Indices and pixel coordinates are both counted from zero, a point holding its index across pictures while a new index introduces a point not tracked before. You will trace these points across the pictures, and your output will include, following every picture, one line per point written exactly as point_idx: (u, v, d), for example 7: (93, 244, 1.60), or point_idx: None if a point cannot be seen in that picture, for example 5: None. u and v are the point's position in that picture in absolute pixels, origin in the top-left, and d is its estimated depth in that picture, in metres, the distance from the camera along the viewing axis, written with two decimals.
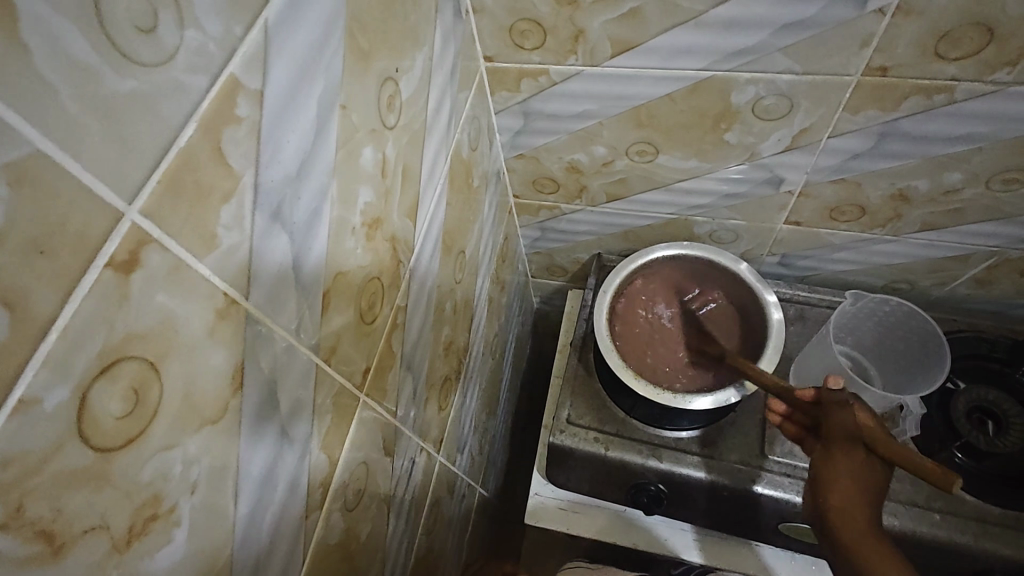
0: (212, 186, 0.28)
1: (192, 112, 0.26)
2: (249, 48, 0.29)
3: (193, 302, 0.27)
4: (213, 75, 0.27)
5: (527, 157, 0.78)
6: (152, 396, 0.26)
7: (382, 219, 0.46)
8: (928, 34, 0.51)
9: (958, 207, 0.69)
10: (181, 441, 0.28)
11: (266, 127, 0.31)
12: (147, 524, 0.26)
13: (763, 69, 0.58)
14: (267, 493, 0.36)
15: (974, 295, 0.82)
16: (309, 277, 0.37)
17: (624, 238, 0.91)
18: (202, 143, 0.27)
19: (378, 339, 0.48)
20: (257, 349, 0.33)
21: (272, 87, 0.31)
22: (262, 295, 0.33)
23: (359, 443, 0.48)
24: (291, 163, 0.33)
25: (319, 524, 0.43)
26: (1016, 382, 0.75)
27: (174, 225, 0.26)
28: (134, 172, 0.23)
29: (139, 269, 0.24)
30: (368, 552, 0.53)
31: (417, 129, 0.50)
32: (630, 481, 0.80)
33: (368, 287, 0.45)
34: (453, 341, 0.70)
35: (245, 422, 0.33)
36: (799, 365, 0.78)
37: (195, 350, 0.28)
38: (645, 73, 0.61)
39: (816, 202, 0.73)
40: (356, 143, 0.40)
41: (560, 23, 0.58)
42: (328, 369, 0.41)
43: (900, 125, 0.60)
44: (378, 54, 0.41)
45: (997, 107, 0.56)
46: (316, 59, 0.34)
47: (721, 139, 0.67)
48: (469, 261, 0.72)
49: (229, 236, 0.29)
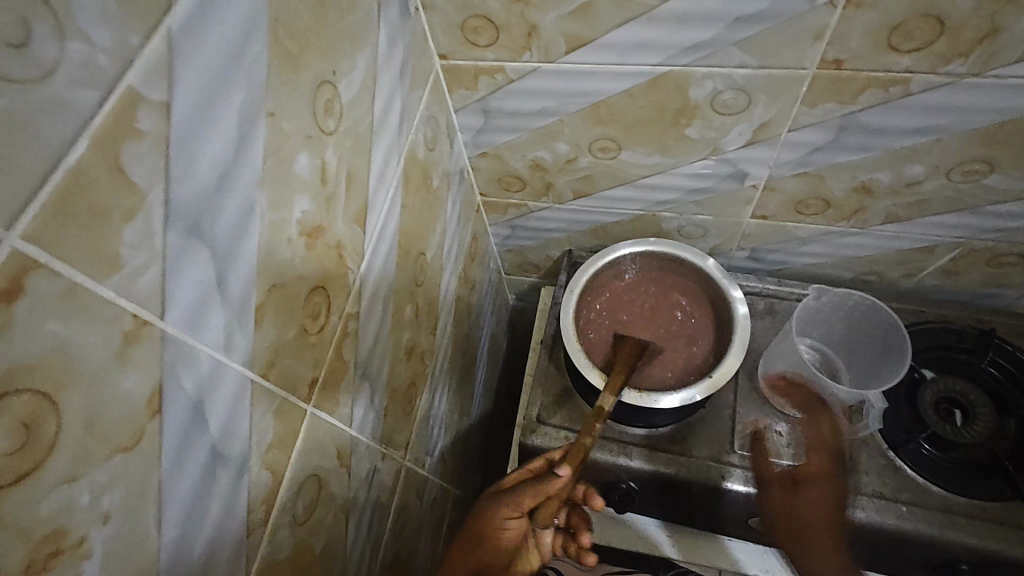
0: (111, 205, 0.26)
1: (81, 129, 0.24)
2: (151, 58, 0.27)
3: (94, 327, 0.26)
4: (105, 88, 0.25)
5: (491, 156, 0.77)
6: (47, 428, 0.24)
7: (324, 227, 0.45)
8: (881, 26, 0.50)
9: (922, 198, 0.68)
10: (88, 472, 0.27)
11: (175, 139, 0.29)
12: (49, 560, 0.25)
13: (718, 64, 0.57)
14: (199, 515, 0.35)
15: (941, 286, 0.82)
16: (237, 292, 0.36)
17: (594, 234, 0.90)
18: (96, 160, 0.25)
19: (326, 349, 0.47)
20: (178, 370, 0.32)
21: (182, 97, 0.29)
22: (181, 315, 0.31)
23: (308, 456, 0.47)
24: (209, 176, 0.32)
25: (265, 541, 0.42)
26: (981, 372, 0.75)
27: (64, 248, 0.24)
28: (12, 196, 0.22)
29: (22, 297, 0.23)
30: (324, 564, 0.52)
31: (362, 132, 0.49)
32: (601, 479, 0.79)
33: (311, 298, 0.44)
34: (416, 345, 0.69)
35: (167, 447, 0.31)
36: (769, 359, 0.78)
37: (100, 375, 0.27)
38: (601, 70, 0.60)
39: (781, 195, 0.73)
40: (288, 151, 0.39)
41: (511, 20, 0.57)
42: (267, 383, 0.40)
43: (859, 118, 0.60)
44: (310, 57, 0.40)
45: (955, 98, 0.55)
46: (234, 65, 0.33)
47: (683, 135, 0.67)
48: (432, 263, 0.71)
49: (136, 256, 0.28)
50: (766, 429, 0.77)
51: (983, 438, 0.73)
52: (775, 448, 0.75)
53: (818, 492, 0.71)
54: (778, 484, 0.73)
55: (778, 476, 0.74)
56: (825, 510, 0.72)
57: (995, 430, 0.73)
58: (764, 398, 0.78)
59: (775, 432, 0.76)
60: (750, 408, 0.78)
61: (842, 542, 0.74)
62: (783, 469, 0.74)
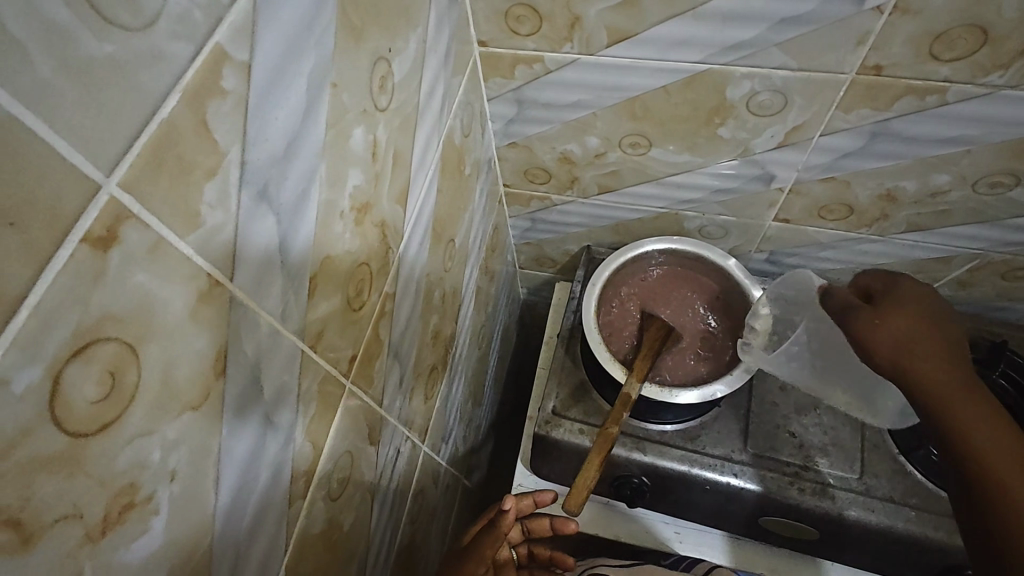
0: (196, 162, 0.26)
1: (175, 82, 0.24)
2: (238, 18, 0.27)
3: (175, 283, 0.26)
4: (198, 44, 0.25)
5: (519, 146, 0.77)
6: (129, 379, 0.24)
7: (372, 204, 0.45)
8: (924, 34, 0.51)
9: (945, 208, 0.69)
10: (160, 427, 0.27)
11: (253, 102, 0.29)
12: (122, 513, 0.25)
13: (759, 64, 0.58)
14: (250, 480, 0.35)
15: (955, 297, 0.83)
16: (295, 261, 0.36)
17: (614, 231, 0.90)
18: (185, 116, 0.25)
19: (365, 326, 0.47)
20: (241, 333, 0.32)
21: (261, 59, 0.30)
22: (247, 279, 0.31)
23: (344, 433, 0.47)
24: (279, 141, 0.32)
25: (303, 513, 0.42)
26: (992, 383, 0.75)
27: (154, 201, 0.24)
28: (115, 142, 0.22)
29: (117, 246, 0.23)
30: (351, 542, 0.52)
31: (409, 112, 0.49)
32: (613, 473, 0.80)
33: (356, 274, 0.44)
34: (440, 331, 0.69)
35: (227, 408, 0.31)
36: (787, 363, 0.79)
37: (176, 331, 0.27)
38: (640, 65, 0.61)
39: (806, 199, 0.74)
40: (346, 124, 0.39)
41: (556, 10, 0.57)
42: (314, 355, 0.40)
43: (892, 125, 0.60)
44: (370, 32, 0.40)
45: (988, 110, 0.56)
46: (307, 32, 0.33)
47: (715, 134, 0.67)
48: (459, 250, 0.71)
49: (213, 215, 0.28)
50: (778, 430, 0.78)
51: None
52: (788, 449, 0.76)
53: (927, 334, 0.50)
54: (790, 485, 0.74)
55: (790, 476, 0.74)
56: (836, 511, 0.72)
57: None
58: (777, 400, 0.80)
59: (787, 432, 0.77)
60: (763, 408, 0.79)
61: (850, 544, 0.75)
62: (795, 470, 0.75)
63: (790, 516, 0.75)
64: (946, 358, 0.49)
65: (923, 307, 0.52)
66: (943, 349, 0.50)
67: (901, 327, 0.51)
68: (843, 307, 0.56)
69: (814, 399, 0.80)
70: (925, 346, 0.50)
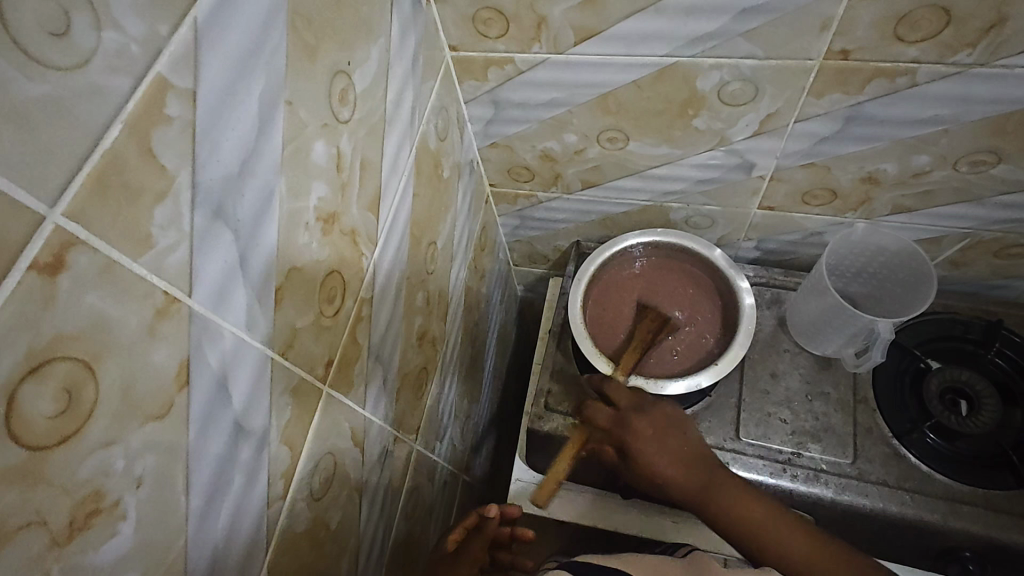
0: (144, 187, 0.28)
1: (116, 115, 0.26)
2: (179, 49, 0.29)
3: (129, 304, 0.28)
4: (137, 76, 0.27)
5: (500, 146, 0.78)
6: (86, 395, 0.26)
7: (339, 213, 0.46)
8: (888, 17, 0.51)
9: (929, 189, 0.69)
10: (123, 438, 0.29)
11: (201, 126, 0.31)
12: (88, 519, 0.27)
13: (726, 54, 0.58)
14: (223, 484, 0.37)
15: (949, 277, 0.82)
16: (258, 272, 0.37)
17: (601, 225, 0.91)
18: (129, 145, 0.27)
19: (341, 332, 0.49)
20: (204, 346, 0.33)
21: (206, 85, 0.31)
22: (207, 294, 0.33)
23: (326, 434, 0.49)
24: (232, 161, 0.34)
25: (283, 514, 0.44)
26: (987, 363, 0.76)
27: (102, 227, 0.26)
28: (56, 175, 0.24)
29: (65, 271, 0.25)
30: (339, 539, 0.54)
31: (376, 121, 0.50)
32: (607, 465, 0.81)
33: (327, 281, 0.46)
34: (427, 332, 0.71)
35: (194, 417, 0.33)
36: (797, 315, 0.80)
37: (132, 348, 0.28)
38: (609, 61, 0.61)
39: (788, 186, 0.73)
40: (306, 138, 0.41)
41: (521, 12, 0.58)
42: (285, 362, 0.42)
43: (866, 109, 0.60)
44: (326, 48, 0.41)
45: (962, 89, 0.56)
46: (255, 53, 0.34)
47: (690, 125, 0.67)
48: (443, 251, 0.72)
49: (165, 236, 0.29)
50: (771, 418, 0.77)
51: (991, 427, 0.73)
52: (780, 436, 0.76)
53: (686, 426, 0.70)
54: (782, 471, 0.74)
55: (782, 463, 0.75)
56: (828, 497, 0.73)
57: (1001, 420, 0.74)
58: (769, 388, 0.79)
59: (780, 419, 0.77)
60: (755, 396, 0.79)
61: (843, 530, 0.75)
62: (787, 457, 0.75)
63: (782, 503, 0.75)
64: (680, 461, 0.67)
65: (666, 410, 0.70)
66: (692, 439, 0.69)
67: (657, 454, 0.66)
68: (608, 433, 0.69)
69: (805, 386, 0.79)
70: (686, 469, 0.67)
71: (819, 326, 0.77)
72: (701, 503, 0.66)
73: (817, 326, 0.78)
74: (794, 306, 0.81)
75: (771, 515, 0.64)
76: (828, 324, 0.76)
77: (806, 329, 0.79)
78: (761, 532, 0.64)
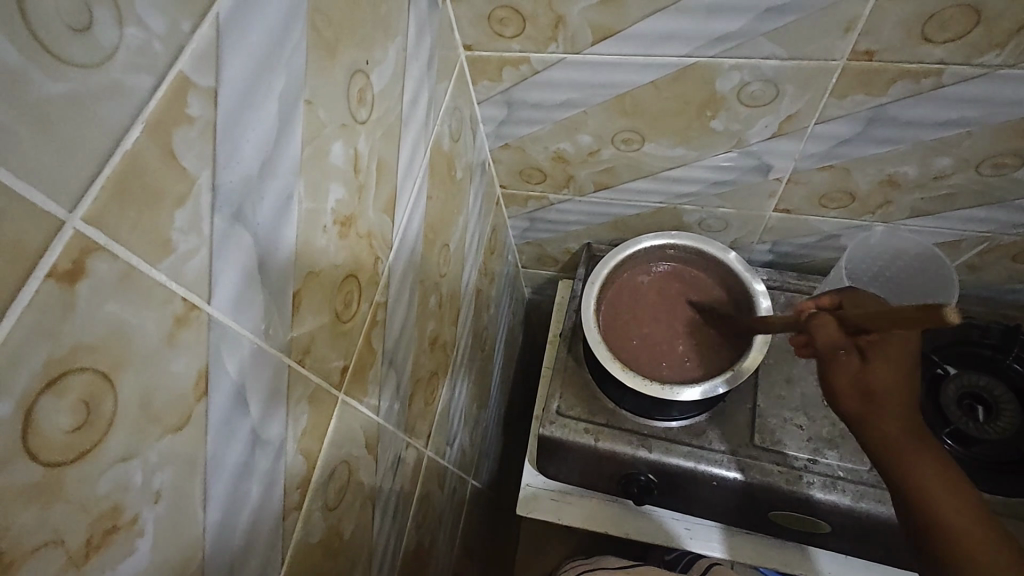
0: (164, 190, 0.27)
1: (137, 114, 0.25)
2: (200, 46, 0.27)
3: (149, 311, 0.27)
4: (159, 75, 0.26)
5: (512, 148, 0.77)
6: (105, 407, 0.25)
7: (356, 216, 0.45)
8: (915, 17, 0.50)
9: (949, 192, 0.68)
10: (142, 450, 0.27)
11: (222, 126, 0.30)
12: (105, 537, 0.26)
13: (747, 54, 0.57)
14: (240, 496, 0.36)
15: (965, 281, 0.82)
16: (277, 277, 0.36)
17: (613, 227, 0.90)
18: (150, 146, 0.26)
19: (357, 337, 0.48)
20: (223, 353, 0.32)
21: (227, 83, 0.30)
22: (225, 300, 0.32)
23: (341, 442, 0.48)
24: (252, 163, 0.32)
25: (298, 525, 0.43)
26: (1006, 368, 0.75)
27: (122, 232, 0.25)
28: (76, 178, 0.23)
29: (84, 279, 0.23)
30: (352, 550, 0.53)
31: (393, 122, 0.49)
32: (619, 471, 0.79)
33: (344, 286, 0.45)
34: (439, 336, 0.70)
35: (212, 427, 0.32)
36: None
37: (152, 357, 0.27)
38: (627, 61, 0.60)
39: (806, 188, 0.72)
40: (324, 139, 0.39)
41: (539, 11, 0.57)
42: (302, 369, 0.41)
43: (889, 110, 0.59)
44: (345, 46, 0.40)
45: (987, 91, 0.55)
46: (276, 51, 0.33)
47: (707, 127, 0.66)
48: (455, 254, 0.71)
49: (185, 240, 0.28)
50: (787, 424, 0.76)
51: (1010, 434, 0.72)
52: (796, 442, 0.75)
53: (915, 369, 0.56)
54: (799, 478, 0.73)
55: (799, 469, 0.73)
56: (846, 505, 0.71)
57: (1019, 425, 0.72)
58: (784, 394, 0.78)
59: (796, 426, 0.76)
60: (769, 403, 0.78)
61: (859, 538, 0.74)
62: (803, 463, 0.74)
63: (798, 510, 0.74)
64: (901, 387, 0.54)
65: (906, 344, 0.55)
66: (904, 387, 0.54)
67: (889, 376, 0.54)
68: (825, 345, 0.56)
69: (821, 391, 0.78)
70: (893, 410, 0.53)
71: None
72: (878, 445, 0.53)
73: None
74: None
75: (933, 476, 0.50)
76: None
77: None
78: (924, 496, 0.50)
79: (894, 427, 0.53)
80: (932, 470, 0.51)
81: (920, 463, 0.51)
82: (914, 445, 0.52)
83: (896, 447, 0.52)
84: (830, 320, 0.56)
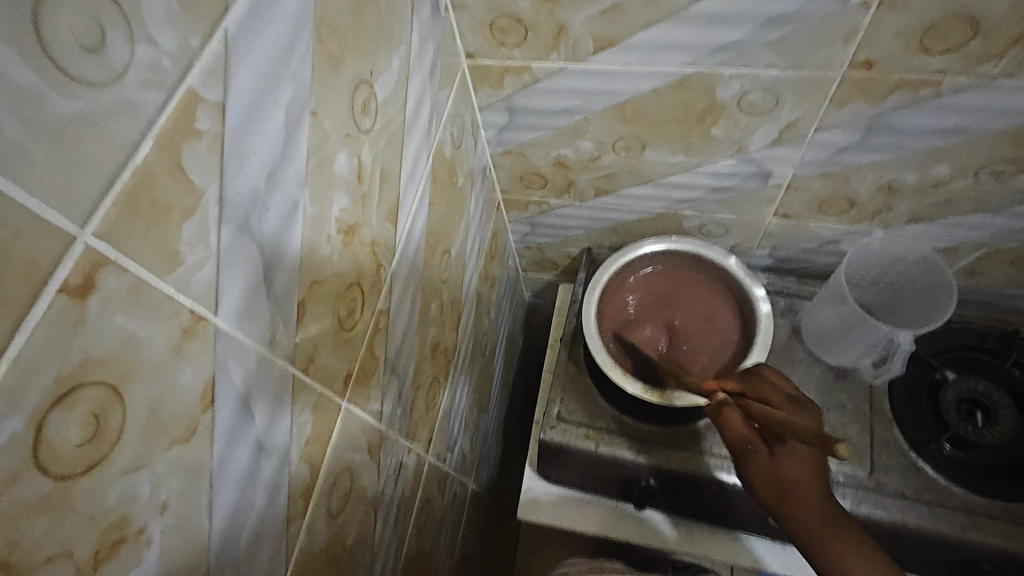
0: (172, 204, 0.27)
1: (147, 130, 0.25)
2: (209, 61, 0.28)
3: (156, 324, 0.27)
4: (168, 90, 0.26)
5: (513, 154, 0.78)
6: (113, 420, 0.25)
7: (359, 225, 0.45)
8: (915, 28, 0.50)
9: (948, 199, 0.68)
10: (149, 462, 0.28)
11: (229, 139, 0.30)
12: (114, 548, 0.26)
13: (748, 63, 0.57)
14: (245, 504, 0.36)
15: (964, 286, 0.82)
16: (282, 286, 0.37)
17: (613, 232, 0.90)
18: (159, 161, 0.26)
19: (360, 345, 0.48)
20: (228, 364, 0.32)
21: (234, 97, 0.30)
22: (231, 311, 0.32)
23: (344, 449, 0.48)
24: (259, 174, 0.33)
25: (302, 532, 0.43)
26: (1004, 373, 0.75)
27: (132, 246, 0.25)
28: (87, 195, 0.23)
29: (95, 293, 0.24)
30: (355, 556, 0.53)
31: (395, 130, 0.49)
32: (620, 476, 0.80)
33: (347, 294, 0.45)
34: (440, 342, 0.70)
35: (217, 437, 0.32)
36: (812, 325, 0.80)
37: (160, 369, 0.27)
38: (629, 70, 0.60)
39: (805, 195, 0.73)
40: (329, 149, 0.40)
41: (541, 19, 0.57)
42: (306, 378, 0.41)
43: (888, 119, 0.59)
44: (350, 57, 0.40)
45: (986, 100, 0.55)
46: (282, 64, 0.33)
47: (708, 134, 0.67)
48: (455, 260, 0.71)
49: (193, 252, 0.29)
50: None
51: (1007, 439, 0.72)
52: None
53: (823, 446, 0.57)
54: None
55: None
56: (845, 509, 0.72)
57: (1018, 431, 0.73)
58: None
59: None
60: None
61: None
62: None
63: None
64: (810, 472, 0.55)
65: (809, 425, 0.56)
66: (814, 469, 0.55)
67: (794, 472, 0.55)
68: (735, 439, 0.58)
69: (821, 395, 0.78)
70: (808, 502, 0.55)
71: (834, 335, 0.77)
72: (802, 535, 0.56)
73: (832, 336, 0.77)
74: (809, 315, 0.80)
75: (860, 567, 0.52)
76: (845, 333, 0.75)
77: (820, 338, 0.79)
78: None
79: (814, 519, 0.55)
80: (860, 559, 0.53)
81: (844, 554, 0.53)
82: (833, 531, 0.54)
83: (818, 535, 0.55)
84: (737, 417, 0.59)
